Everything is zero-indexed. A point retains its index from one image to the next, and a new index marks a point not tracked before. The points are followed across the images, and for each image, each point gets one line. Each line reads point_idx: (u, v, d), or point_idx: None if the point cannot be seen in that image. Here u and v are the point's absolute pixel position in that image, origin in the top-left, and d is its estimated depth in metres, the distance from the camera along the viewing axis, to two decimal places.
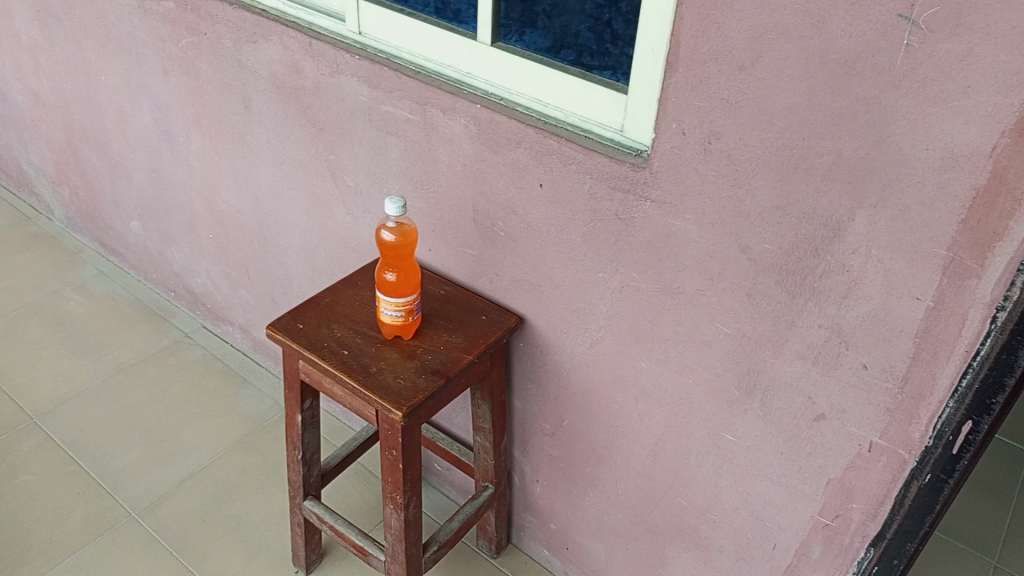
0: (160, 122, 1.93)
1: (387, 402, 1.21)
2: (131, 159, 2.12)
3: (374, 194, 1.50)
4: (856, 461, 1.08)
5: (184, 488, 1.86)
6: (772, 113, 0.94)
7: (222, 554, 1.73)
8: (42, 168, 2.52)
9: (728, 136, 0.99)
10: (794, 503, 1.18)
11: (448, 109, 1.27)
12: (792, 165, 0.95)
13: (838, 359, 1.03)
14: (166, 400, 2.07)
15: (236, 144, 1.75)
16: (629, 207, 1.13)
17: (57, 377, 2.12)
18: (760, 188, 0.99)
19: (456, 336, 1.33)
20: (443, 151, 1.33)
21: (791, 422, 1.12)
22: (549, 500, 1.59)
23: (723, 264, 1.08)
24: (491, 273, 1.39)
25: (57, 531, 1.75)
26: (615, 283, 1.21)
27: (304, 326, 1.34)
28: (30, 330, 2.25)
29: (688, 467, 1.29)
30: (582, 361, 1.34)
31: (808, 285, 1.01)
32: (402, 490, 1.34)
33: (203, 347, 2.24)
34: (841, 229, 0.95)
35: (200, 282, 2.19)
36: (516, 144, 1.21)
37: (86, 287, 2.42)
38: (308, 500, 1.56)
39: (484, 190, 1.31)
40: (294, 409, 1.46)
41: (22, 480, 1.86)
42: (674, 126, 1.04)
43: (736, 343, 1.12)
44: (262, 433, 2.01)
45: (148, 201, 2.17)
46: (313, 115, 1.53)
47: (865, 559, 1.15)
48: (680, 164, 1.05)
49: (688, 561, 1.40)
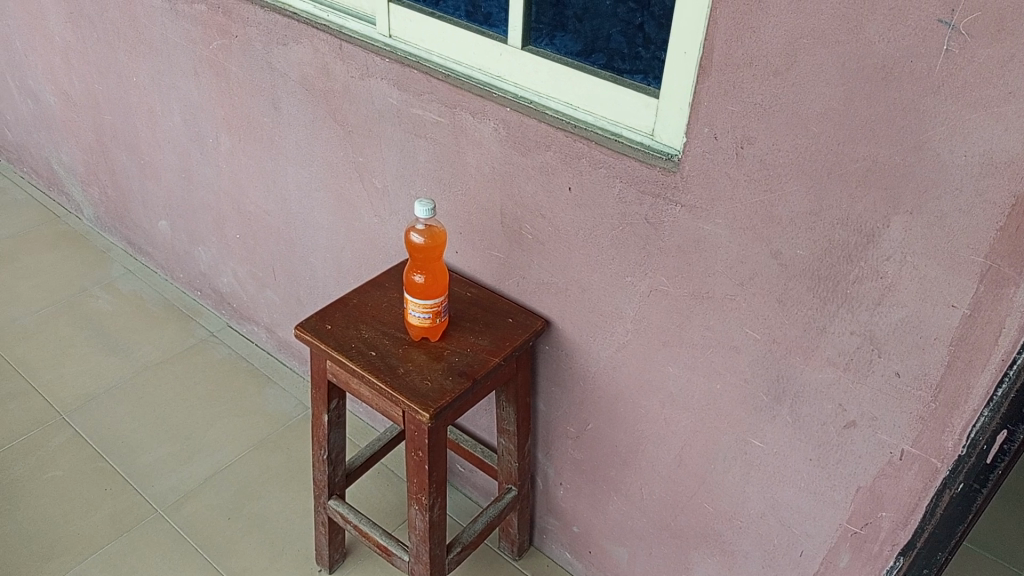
0: (190, 123, 1.95)
1: (414, 403, 1.21)
2: (160, 159, 2.14)
3: (402, 196, 1.51)
4: (886, 468, 1.07)
5: (209, 486, 1.88)
6: (807, 118, 0.93)
7: (247, 552, 1.74)
8: (72, 167, 2.56)
9: (762, 141, 0.99)
10: (822, 510, 1.17)
11: (477, 112, 1.28)
12: (826, 170, 0.95)
13: (870, 366, 1.02)
14: (192, 398, 2.09)
15: (264, 145, 1.77)
16: (659, 211, 1.13)
17: (85, 374, 2.14)
18: (792, 193, 0.99)
19: (483, 339, 1.34)
20: (471, 154, 1.33)
21: (820, 428, 1.11)
22: (572, 503, 1.59)
23: (754, 270, 1.07)
24: (518, 276, 1.40)
25: (85, 526, 1.77)
26: (644, 287, 1.21)
27: (332, 327, 1.35)
28: (59, 328, 2.28)
29: (714, 472, 1.29)
30: (608, 365, 1.34)
31: (840, 291, 1.00)
32: (427, 491, 1.34)
33: (229, 346, 2.26)
34: (875, 236, 0.94)
35: (226, 281, 2.21)
36: (545, 148, 1.22)
37: (114, 285, 2.45)
38: (333, 500, 1.57)
39: (512, 193, 1.31)
40: (320, 409, 1.47)
41: (51, 475, 1.88)
42: (706, 130, 1.03)
43: (765, 349, 1.12)
44: (287, 432, 2.02)
45: (177, 201, 2.19)
46: (342, 118, 1.54)
47: (894, 568, 1.14)
48: (711, 169, 1.05)
49: (712, 567, 1.39)
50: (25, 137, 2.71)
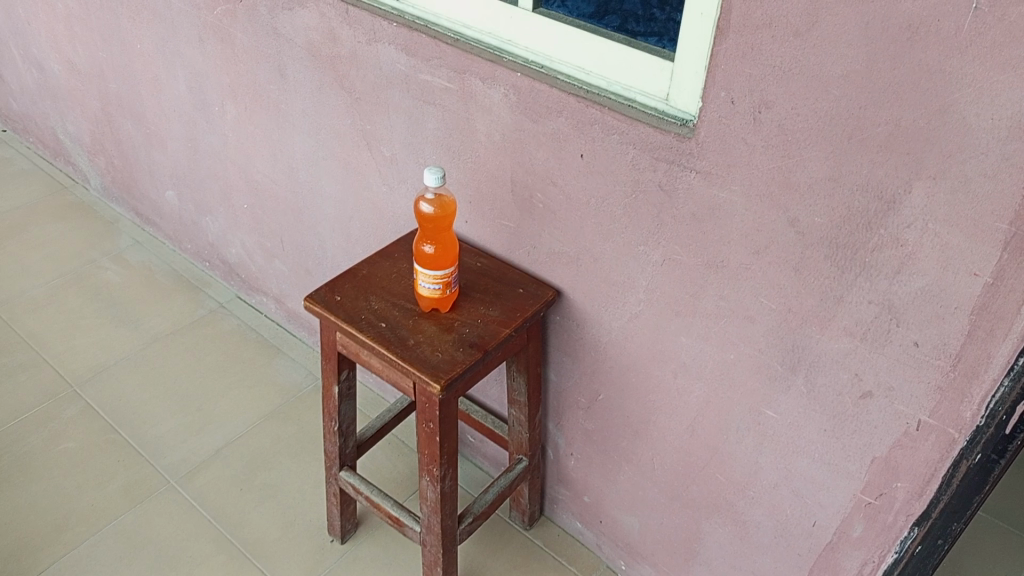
0: (196, 91, 1.93)
1: (425, 374, 1.20)
2: (166, 128, 2.12)
3: (411, 164, 1.49)
4: (903, 439, 1.05)
5: (220, 457, 1.89)
6: (828, 81, 0.91)
7: (259, 522, 1.75)
8: (78, 137, 2.54)
9: (780, 105, 0.96)
10: (836, 481, 1.16)
11: (487, 78, 1.25)
12: (847, 135, 0.92)
13: (887, 337, 1.00)
14: (202, 370, 2.09)
15: (271, 114, 1.75)
16: (673, 177, 1.11)
17: (96, 346, 2.15)
18: (811, 159, 0.96)
19: (493, 310, 1.32)
20: (481, 121, 1.31)
21: (836, 399, 1.10)
22: (583, 473, 1.59)
23: (771, 238, 1.05)
24: (529, 245, 1.38)
25: (99, 496, 1.79)
26: (657, 256, 1.19)
27: (342, 298, 1.34)
28: (69, 299, 2.28)
29: (727, 442, 1.28)
30: (620, 335, 1.33)
31: (859, 260, 0.98)
32: (438, 462, 1.34)
33: (238, 317, 2.25)
34: (896, 202, 0.92)
35: (234, 252, 2.20)
36: (557, 114, 1.19)
37: (122, 256, 2.44)
38: (343, 470, 1.57)
39: (522, 160, 1.29)
40: (331, 380, 1.46)
41: (64, 446, 1.89)
42: (723, 94, 1.01)
43: (781, 319, 1.10)
44: (297, 403, 2.02)
45: (183, 170, 2.18)
46: (349, 85, 1.51)
47: (909, 539, 1.12)
48: (727, 135, 1.03)
49: (723, 537, 1.38)
50: (30, 106, 2.69)
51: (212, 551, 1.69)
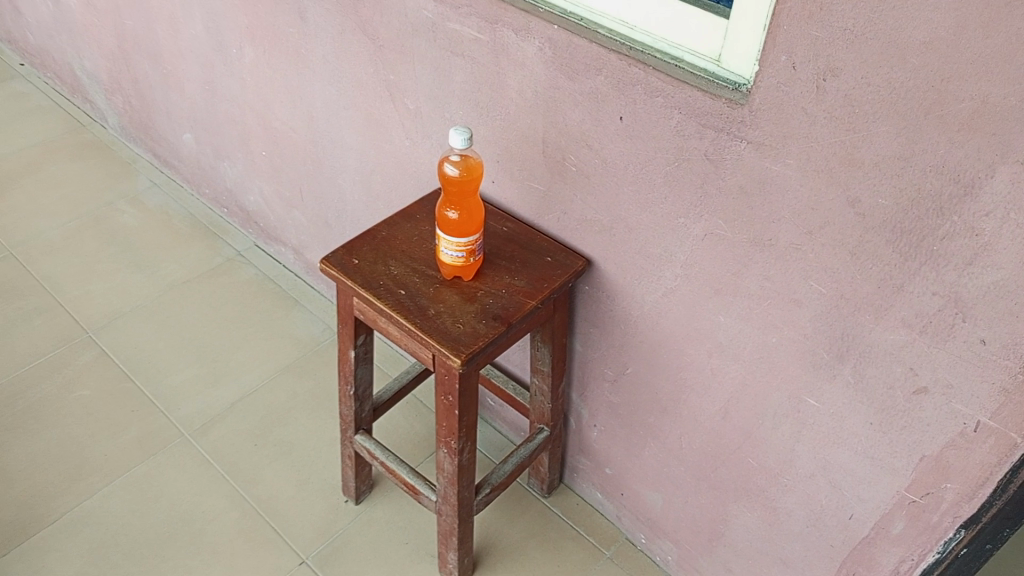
0: (213, 31, 1.84)
1: (445, 348, 1.14)
2: (183, 69, 2.04)
3: (436, 119, 1.40)
4: (957, 439, 0.97)
5: (235, 410, 1.85)
6: (907, 48, 0.81)
7: (274, 480, 1.72)
8: (95, 74, 2.47)
9: (849, 73, 0.86)
10: (878, 476, 1.09)
11: (522, 30, 1.16)
12: (923, 109, 0.82)
13: (950, 331, 0.92)
14: (218, 320, 2.05)
15: (290, 58, 1.66)
16: (721, 146, 1.02)
17: (111, 291, 2.10)
18: (879, 134, 0.87)
19: (519, 279, 1.25)
20: (512, 76, 1.22)
21: (886, 393, 1.02)
22: (607, 445, 1.53)
23: (826, 218, 0.96)
24: (559, 211, 1.29)
25: (112, 447, 1.76)
26: (698, 230, 1.11)
27: (360, 262, 1.27)
28: (85, 242, 2.23)
29: (762, 428, 1.21)
30: (653, 310, 1.25)
31: (926, 248, 0.89)
32: (456, 436, 1.28)
33: (256, 266, 2.20)
34: (974, 187, 0.82)
35: (252, 199, 2.14)
36: (596, 72, 1.10)
37: (139, 199, 2.38)
38: (359, 435, 1.52)
39: (557, 120, 1.20)
40: (347, 344, 1.40)
41: (78, 394, 1.86)
42: (783, 58, 0.91)
43: (831, 304, 1.01)
44: (314, 358, 1.97)
45: (202, 113, 2.10)
46: (372, 31, 1.42)
47: (953, 540, 1.05)
48: (785, 102, 0.93)
49: (752, 521, 1.33)
50: (47, 40, 2.61)
51: (226, 508, 1.67)
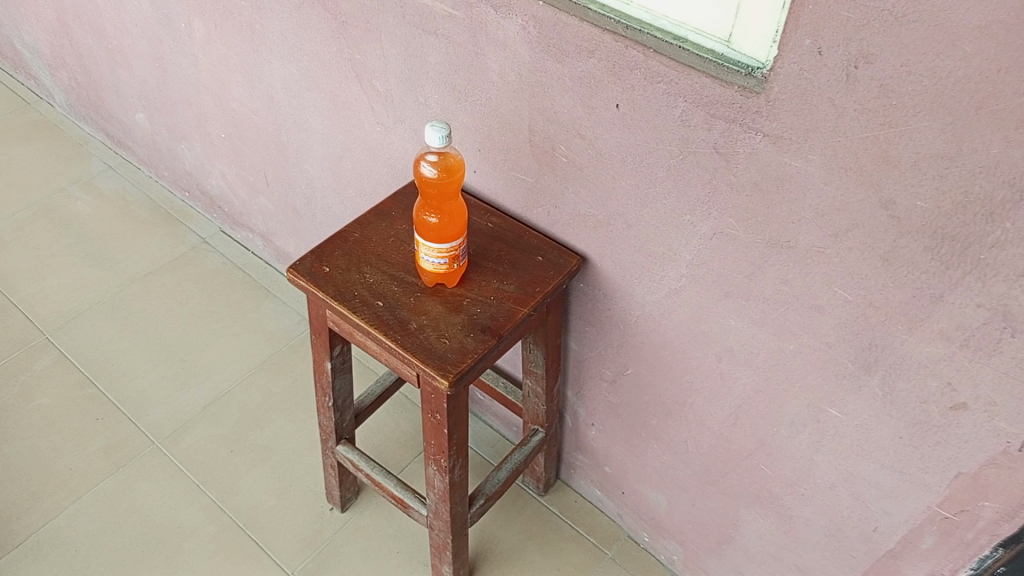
0: (158, 4, 1.68)
1: (431, 368, 1.03)
2: (129, 45, 1.88)
3: (409, 103, 1.27)
4: (999, 458, 0.89)
5: (208, 414, 1.74)
6: (956, 34, 0.69)
7: (253, 488, 1.62)
8: (37, 49, 2.28)
9: (885, 59, 0.75)
10: (907, 490, 1.00)
11: (501, 6, 1.03)
12: (975, 103, 0.71)
13: (996, 346, 0.82)
14: (185, 314, 1.92)
15: (244, 34, 1.50)
16: (732, 138, 0.90)
17: (69, 287, 1.97)
18: (921, 129, 0.76)
19: (509, 284, 1.13)
20: (493, 58, 1.09)
21: (919, 407, 0.93)
22: (606, 444, 1.44)
23: (854, 220, 0.86)
24: (549, 204, 1.17)
25: (77, 460, 1.65)
26: (706, 228, 1.00)
27: (331, 270, 1.14)
28: (37, 234, 2.08)
29: (777, 435, 1.12)
30: (655, 311, 1.15)
31: (971, 256, 0.79)
32: (446, 454, 1.18)
33: (224, 255, 2.06)
34: None
35: (215, 182, 1.99)
36: (587, 55, 0.97)
37: (94, 183, 2.22)
38: (341, 445, 1.42)
39: (544, 107, 1.07)
40: (322, 355, 1.29)
41: (37, 404, 1.74)
42: (808, 42, 0.79)
43: (858, 312, 0.91)
44: (290, 352, 1.86)
45: (153, 92, 1.94)
46: (333, 5, 1.27)
47: (990, 558, 0.97)
48: (808, 92, 0.82)
49: (764, 527, 1.24)
50: None
51: (203, 522, 1.57)
